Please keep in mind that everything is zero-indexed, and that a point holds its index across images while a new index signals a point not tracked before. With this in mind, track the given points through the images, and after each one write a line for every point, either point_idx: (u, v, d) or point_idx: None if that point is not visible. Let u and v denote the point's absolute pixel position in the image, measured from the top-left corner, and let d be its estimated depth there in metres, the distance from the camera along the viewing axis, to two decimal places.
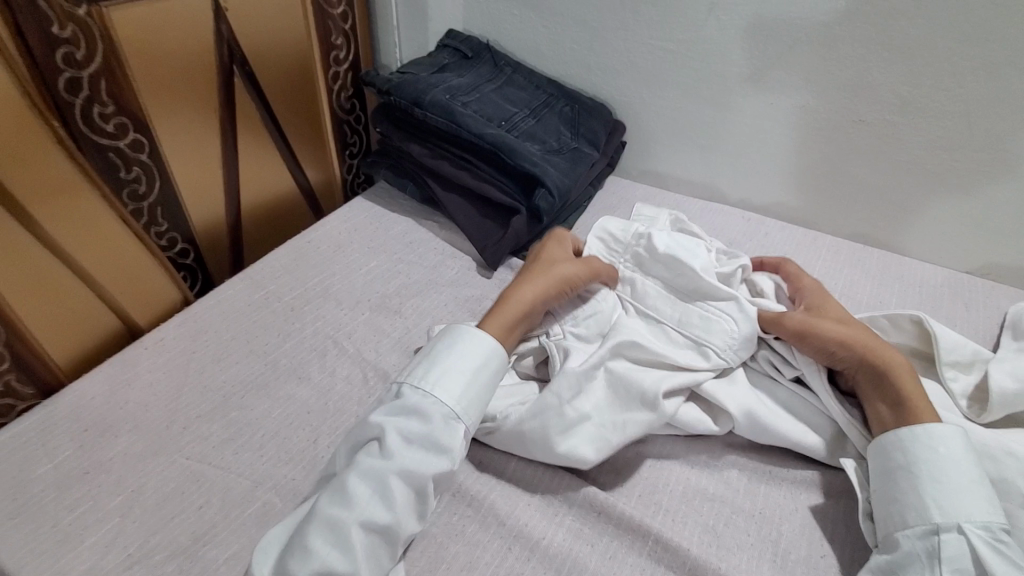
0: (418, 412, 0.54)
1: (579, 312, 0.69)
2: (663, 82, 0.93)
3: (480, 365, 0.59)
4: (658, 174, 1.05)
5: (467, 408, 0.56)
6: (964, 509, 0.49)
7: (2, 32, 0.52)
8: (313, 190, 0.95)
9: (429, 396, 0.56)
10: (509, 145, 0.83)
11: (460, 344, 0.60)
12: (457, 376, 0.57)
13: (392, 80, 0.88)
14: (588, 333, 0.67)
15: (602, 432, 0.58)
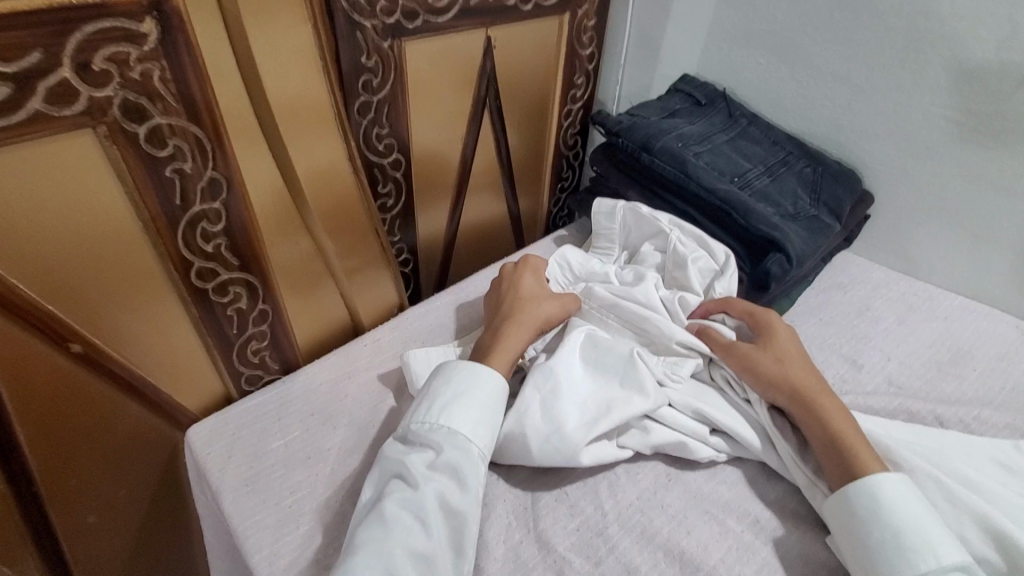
0: (435, 438, 0.55)
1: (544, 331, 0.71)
2: (938, 157, 0.82)
3: (481, 383, 0.58)
4: (904, 255, 0.90)
5: (480, 424, 0.56)
6: (908, 569, 0.48)
7: (327, 60, 0.63)
8: (520, 218, 1.00)
9: (436, 420, 0.56)
10: (743, 203, 0.77)
11: (456, 373, 0.59)
12: (462, 406, 0.56)
13: (623, 123, 0.88)
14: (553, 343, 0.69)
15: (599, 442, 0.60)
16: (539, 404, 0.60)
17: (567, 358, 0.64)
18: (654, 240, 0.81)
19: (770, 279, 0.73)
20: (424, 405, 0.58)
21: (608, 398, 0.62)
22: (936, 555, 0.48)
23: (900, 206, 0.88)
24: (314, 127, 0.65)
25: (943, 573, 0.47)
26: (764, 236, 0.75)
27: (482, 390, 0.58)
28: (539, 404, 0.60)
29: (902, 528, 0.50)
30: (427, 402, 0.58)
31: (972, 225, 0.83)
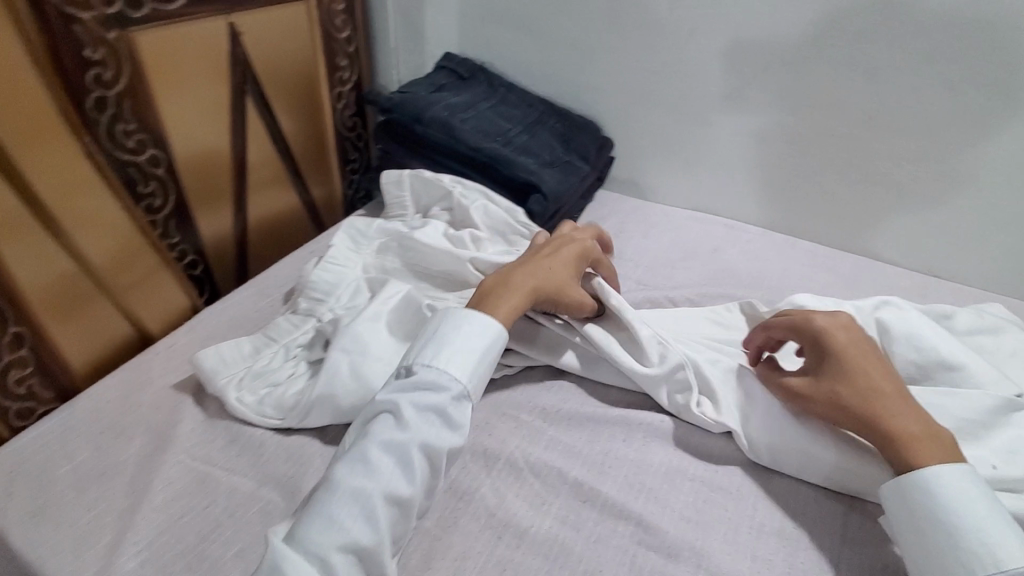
0: (436, 387, 0.56)
1: (342, 293, 0.74)
2: (650, 102, 1.02)
3: (491, 339, 0.60)
4: (648, 188, 1.11)
5: (471, 375, 0.58)
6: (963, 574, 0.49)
7: (42, 57, 0.61)
8: (315, 205, 1.01)
9: (435, 368, 0.57)
10: (505, 157, 0.89)
11: (466, 321, 0.60)
12: (462, 356, 0.58)
13: (393, 98, 0.94)
14: (350, 300, 0.73)
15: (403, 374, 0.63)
16: (348, 364, 0.62)
17: (367, 311, 0.67)
18: (442, 200, 0.89)
19: (535, 217, 0.87)
20: (428, 347, 0.59)
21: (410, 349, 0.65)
22: (996, 562, 0.48)
23: (637, 146, 1.07)
24: (40, 128, 0.62)
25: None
26: (524, 181, 0.87)
27: (488, 344, 0.60)
28: (343, 358, 0.62)
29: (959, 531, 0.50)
30: (432, 347, 0.59)
31: (685, 152, 1.04)
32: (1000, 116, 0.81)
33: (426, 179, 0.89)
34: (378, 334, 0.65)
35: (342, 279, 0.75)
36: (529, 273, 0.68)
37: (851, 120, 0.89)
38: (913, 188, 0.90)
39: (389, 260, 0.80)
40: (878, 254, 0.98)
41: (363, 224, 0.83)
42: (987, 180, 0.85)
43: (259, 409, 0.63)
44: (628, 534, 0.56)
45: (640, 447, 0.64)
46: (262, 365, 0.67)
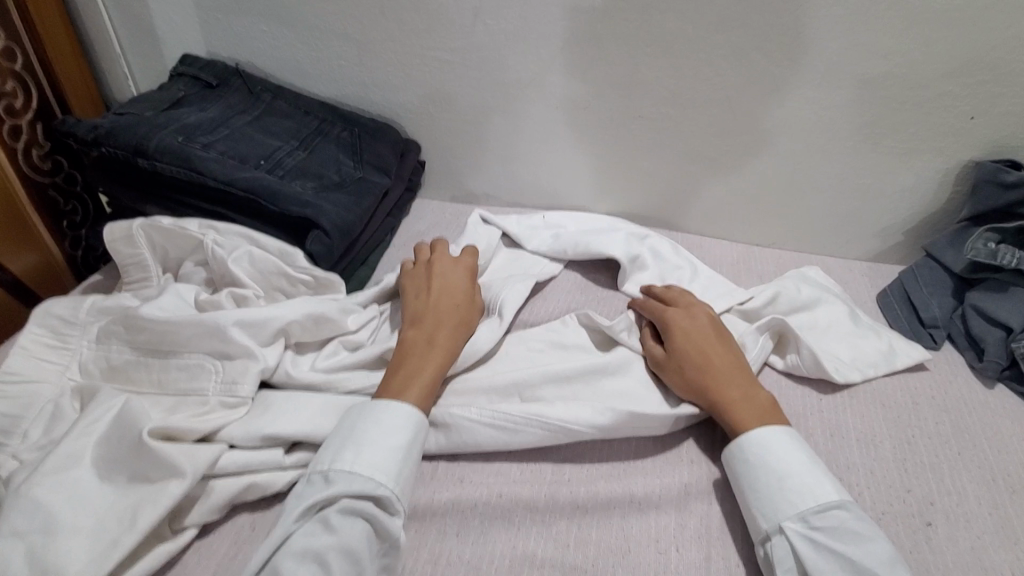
0: (364, 487, 0.48)
1: (33, 425, 0.52)
2: (450, 96, 0.88)
3: (413, 422, 0.53)
4: (468, 191, 0.99)
5: (398, 468, 0.50)
6: (789, 508, 0.51)
7: None
8: (23, 281, 0.75)
9: (356, 467, 0.49)
10: (268, 188, 0.69)
11: (382, 407, 0.53)
12: (382, 446, 0.51)
13: (101, 126, 0.70)
14: (45, 435, 0.51)
15: (119, 539, 0.43)
16: (24, 554, 0.41)
17: (49, 458, 0.45)
18: (194, 254, 0.68)
19: (319, 260, 0.69)
20: (339, 442, 0.51)
21: (135, 500, 0.45)
22: (814, 495, 0.51)
23: (446, 147, 0.94)
24: None
25: (819, 511, 0.51)
26: (298, 216, 0.69)
27: (410, 432, 0.52)
28: (16, 547, 0.42)
29: (788, 473, 0.53)
30: (350, 445, 0.51)
31: (499, 150, 0.93)
32: (789, 80, 0.78)
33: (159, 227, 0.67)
34: (77, 493, 0.44)
35: (31, 403, 0.53)
36: (444, 334, 0.62)
37: (657, 99, 0.83)
38: (727, 164, 0.88)
39: (114, 349, 0.58)
40: (704, 231, 0.96)
41: (69, 308, 0.59)
42: (789, 147, 0.84)
43: None
44: None
45: (476, 541, 0.53)
46: None
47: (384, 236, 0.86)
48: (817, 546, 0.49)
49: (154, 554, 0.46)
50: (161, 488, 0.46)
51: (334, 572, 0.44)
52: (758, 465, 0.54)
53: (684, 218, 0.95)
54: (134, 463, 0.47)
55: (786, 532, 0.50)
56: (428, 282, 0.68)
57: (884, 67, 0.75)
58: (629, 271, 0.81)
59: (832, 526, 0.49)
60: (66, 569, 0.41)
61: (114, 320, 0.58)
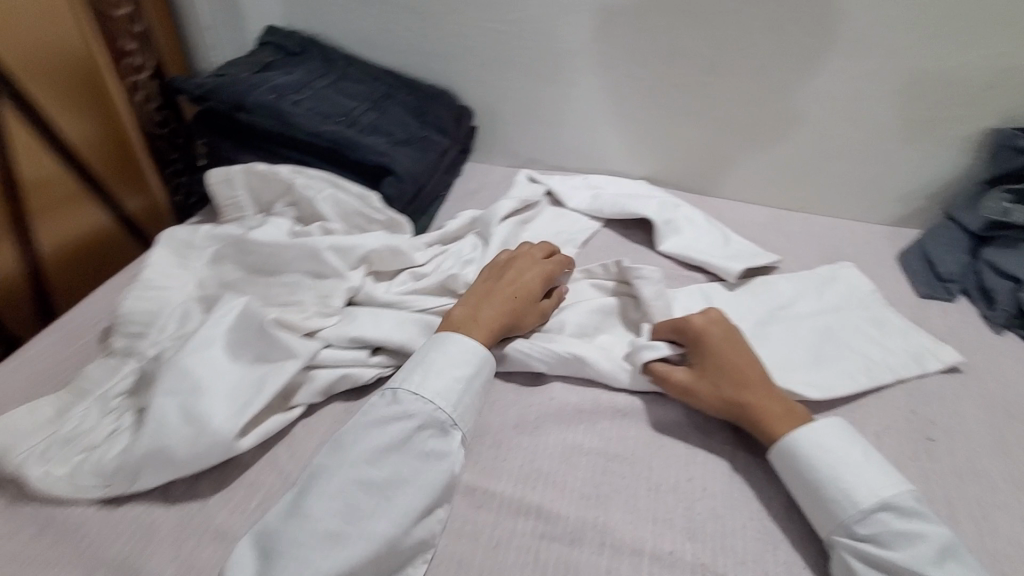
0: (421, 411, 0.53)
1: (168, 322, 0.62)
2: (503, 65, 0.97)
3: (476, 359, 0.57)
4: (515, 156, 1.07)
5: (458, 398, 0.55)
6: (832, 519, 0.50)
7: None
8: (133, 218, 0.86)
9: (422, 391, 0.54)
10: (350, 139, 0.80)
11: (450, 346, 0.58)
12: (447, 375, 0.55)
13: (206, 83, 0.81)
14: (175, 330, 0.62)
15: (248, 401, 0.54)
16: (179, 407, 0.52)
17: (190, 341, 0.55)
18: (284, 196, 0.78)
19: (393, 201, 0.79)
20: (410, 369, 0.56)
21: (259, 375, 0.56)
22: (853, 503, 0.50)
23: (497, 115, 1.03)
24: None
25: (862, 518, 0.49)
26: (375, 164, 0.80)
27: (472, 367, 0.57)
28: (171, 403, 0.52)
29: (826, 478, 0.52)
30: (418, 368, 0.56)
31: (546, 117, 1.01)
32: (819, 52, 0.85)
33: (257, 170, 0.77)
34: (213, 365, 0.54)
35: (162, 305, 0.64)
36: (490, 323, 0.62)
37: (696, 67, 0.90)
38: (758, 130, 0.94)
39: (227, 268, 0.68)
40: (733, 196, 1.03)
41: (187, 232, 0.70)
42: (817, 115, 0.91)
43: (74, 484, 0.52)
44: (531, 530, 0.52)
45: (532, 433, 0.60)
46: (73, 428, 0.55)
47: (440, 191, 0.95)
48: (867, 557, 0.48)
49: (272, 422, 0.56)
50: (280, 367, 0.56)
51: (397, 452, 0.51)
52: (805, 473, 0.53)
53: (715, 184, 1.02)
54: (258, 347, 0.57)
55: (837, 546, 0.50)
56: (504, 274, 0.68)
57: (908, 37, 0.81)
58: (664, 232, 0.87)
59: (876, 534, 0.48)
60: (212, 418, 0.51)
61: (227, 245, 0.68)
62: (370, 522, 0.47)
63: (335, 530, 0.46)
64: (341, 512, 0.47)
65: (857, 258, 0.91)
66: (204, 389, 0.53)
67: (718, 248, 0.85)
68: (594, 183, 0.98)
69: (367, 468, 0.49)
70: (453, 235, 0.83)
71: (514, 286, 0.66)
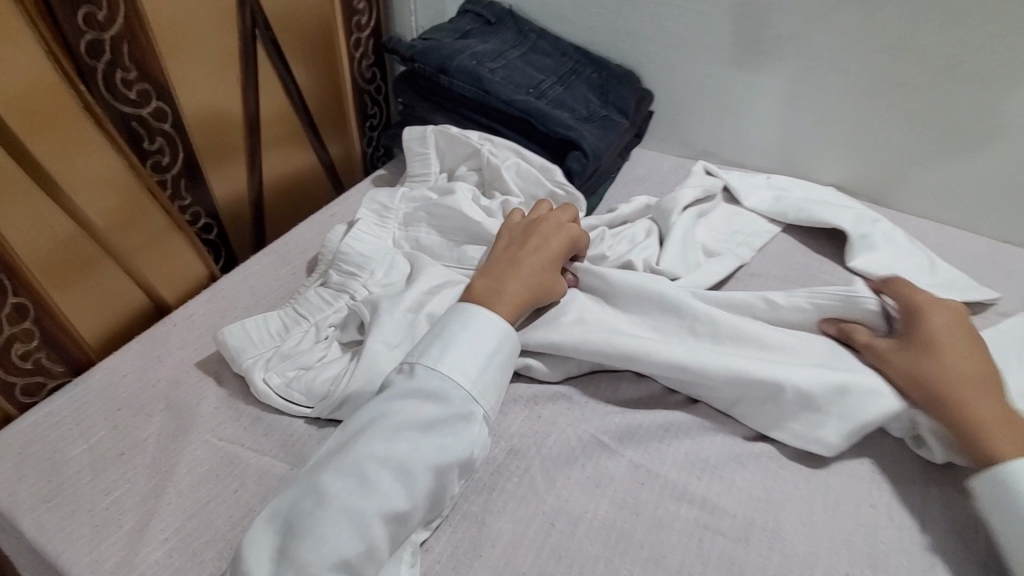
0: (453, 383, 0.51)
1: (382, 273, 0.65)
2: (696, 48, 0.93)
3: (495, 344, 0.55)
4: (688, 146, 1.03)
5: (478, 373, 0.53)
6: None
7: (31, 6, 0.54)
8: (334, 164, 0.95)
9: (439, 365, 0.52)
10: (540, 110, 0.81)
11: (473, 325, 0.55)
12: (466, 358, 0.53)
13: (415, 46, 0.86)
14: (387, 279, 0.65)
15: None
16: (387, 355, 0.55)
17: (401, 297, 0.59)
18: (468, 161, 0.82)
19: (574, 176, 0.79)
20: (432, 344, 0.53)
21: None
22: None
23: (677, 101, 0.99)
24: (39, 93, 0.56)
25: None
26: (561, 137, 0.80)
27: (496, 342, 0.55)
28: (383, 351, 0.55)
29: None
30: (440, 343, 0.53)
31: (732, 107, 0.95)
32: None
33: (450, 133, 0.81)
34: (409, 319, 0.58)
35: (376, 251, 0.67)
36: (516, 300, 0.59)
37: (928, 66, 0.79)
38: (997, 147, 0.81)
39: (420, 231, 0.71)
40: (943, 219, 0.89)
41: (387, 197, 0.75)
42: None
43: (287, 393, 0.56)
44: (693, 518, 0.51)
45: (703, 426, 0.58)
46: (291, 346, 0.60)
47: (610, 172, 0.94)
48: None
49: None
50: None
51: (438, 429, 0.49)
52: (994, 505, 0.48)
53: (921, 201, 0.90)
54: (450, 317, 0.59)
55: None
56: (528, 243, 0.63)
57: None
58: (856, 248, 0.78)
59: None
60: None
61: (419, 209, 0.72)
62: (415, 484, 0.46)
63: (381, 489, 0.45)
64: (392, 476, 0.46)
65: None
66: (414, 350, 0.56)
67: (921, 271, 0.76)
68: (777, 183, 0.91)
69: (415, 437, 0.48)
70: (623, 219, 0.82)
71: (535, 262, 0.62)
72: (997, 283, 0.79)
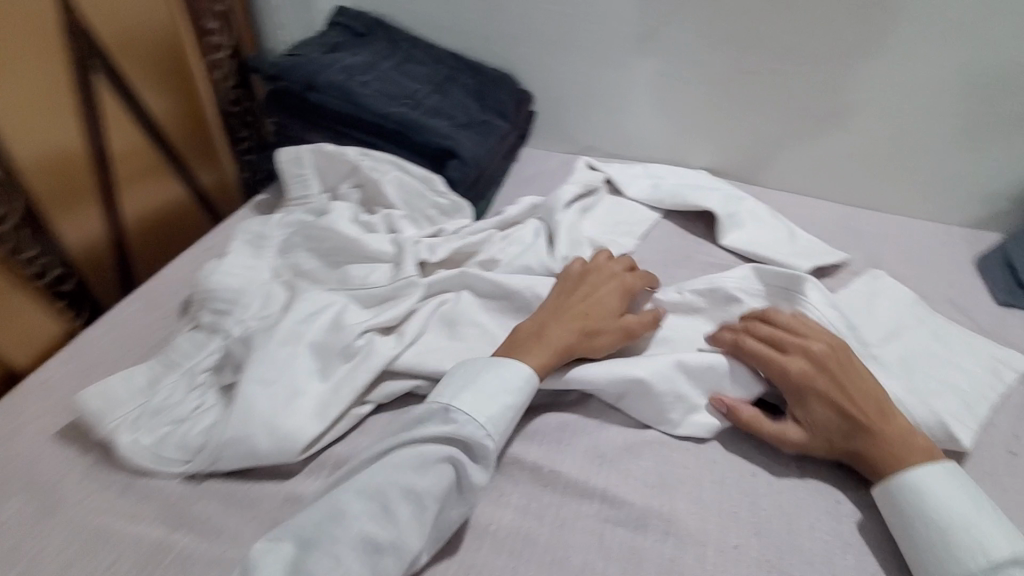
0: (487, 451, 0.52)
1: (255, 306, 0.62)
2: (567, 49, 0.96)
3: (521, 388, 0.55)
4: (573, 142, 1.06)
5: (504, 425, 0.53)
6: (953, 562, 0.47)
7: None
8: (206, 193, 0.90)
9: (465, 406, 0.53)
10: (415, 122, 0.81)
11: (503, 374, 0.55)
12: (489, 399, 0.54)
13: (280, 63, 0.83)
14: (262, 309, 0.62)
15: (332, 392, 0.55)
16: (267, 396, 0.53)
17: (275, 329, 0.57)
18: (349, 178, 0.79)
19: (456, 185, 0.80)
20: (458, 388, 0.54)
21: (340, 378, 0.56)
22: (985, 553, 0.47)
23: (557, 100, 1.02)
24: None
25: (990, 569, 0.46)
26: (439, 147, 0.80)
27: (521, 394, 0.55)
28: (260, 391, 0.53)
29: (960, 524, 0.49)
30: (462, 387, 0.54)
31: (607, 103, 0.99)
32: (909, 40, 0.80)
33: (325, 150, 0.79)
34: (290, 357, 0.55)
35: (249, 284, 0.65)
36: (557, 347, 0.59)
37: (772, 55, 0.87)
38: (837, 124, 0.89)
39: (300, 257, 0.68)
40: (803, 191, 0.98)
41: (260, 225, 0.72)
42: (899, 106, 0.85)
43: (158, 450, 0.54)
44: (592, 512, 0.53)
45: (596, 420, 0.60)
46: (162, 400, 0.56)
47: (498, 175, 0.95)
48: None
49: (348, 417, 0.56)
50: (361, 364, 0.57)
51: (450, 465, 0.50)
52: (918, 512, 0.50)
53: (782, 176, 0.98)
54: (329, 347, 0.57)
55: None
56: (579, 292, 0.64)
57: (1010, 27, 0.76)
58: (726, 226, 0.85)
59: None
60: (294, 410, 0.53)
61: (295, 234, 0.70)
62: (344, 547, 0.45)
63: (401, 522, 0.47)
64: (412, 507, 0.48)
65: (931, 257, 0.87)
66: (293, 389, 0.54)
67: (783, 243, 0.83)
68: (654, 172, 0.96)
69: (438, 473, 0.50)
70: (512, 220, 0.82)
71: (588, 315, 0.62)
72: (847, 247, 0.88)
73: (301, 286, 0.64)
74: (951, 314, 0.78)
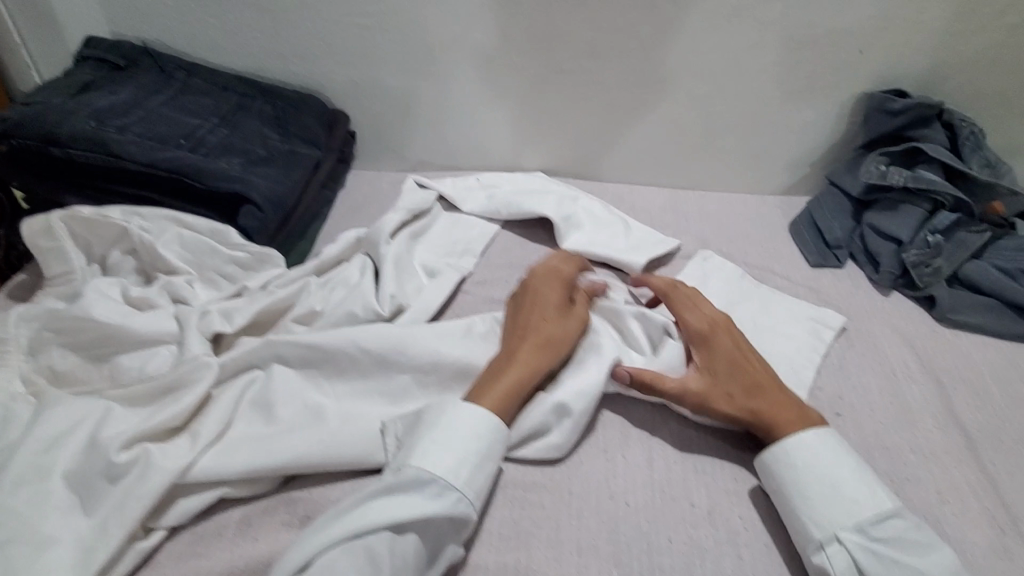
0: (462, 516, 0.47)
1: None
2: (371, 62, 0.88)
3: (487, 437, 0.50)
4: (403, 159, 0.99)
5: (478, 482, 0.49)
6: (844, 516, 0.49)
7: None
8: None
9: (423, 466, 0.48)
10: (192, 166, 0.69)
11: (459, 417, 0.51)
12: (451, 455, 0.49)
13: (5, 117, 0.68)
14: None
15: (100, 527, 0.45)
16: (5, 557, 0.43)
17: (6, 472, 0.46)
18: (121, 242, 0.67)
19: (254, 235, 0.70)
20: (416, 443, 0.49)
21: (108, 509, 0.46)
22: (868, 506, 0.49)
23: (374, 116, 0.95)
24: None
25: (877, 521, 0.48)
26: (227, 192, 0.70)
27: (488, 441, 0.50)
28: None
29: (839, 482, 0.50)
30: (432, 440, 0.49)
31: (428, 114, 0.94)
32: (697, 26, 0.82)
33: (81, 215, 0.65)
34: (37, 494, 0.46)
35: None
36: (511, 380, 0.55)
37: (576, 51, 0.86)
38: (651, 112, 0.91)
39: (52, 356, 0.56)
40: (635, 180, 0.99)
41: None
42: (701, 90, 0.88)
43: None
44: None
45: None
46: None
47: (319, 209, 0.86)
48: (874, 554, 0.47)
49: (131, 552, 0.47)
50: (136, 483, 0.47)
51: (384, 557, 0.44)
52: (810, 470, 0.51)
53: (613, 168, 0.98)
54: (88, 471, 0.48)
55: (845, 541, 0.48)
56: (527, 300, 0.63)
57: (780, 8, 0.80)
58: (565, 231, 0.82)
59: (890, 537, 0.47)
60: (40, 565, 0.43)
61: (44, 329, 0.57)
62: None
63: None
64: None
65: (753, 229, 0.91)
66: (39, 540, 0.44)
67: (619, 240, 0.82)
68: (488, 181, 0.92)
69: (384, 537, 0.45)
70: (332, 261, 0.73)
71: (541, 321, 0.60)
72: (680, 231, 0.90)
73: (50, 396, 0.52)
74: (776, 284, 0.82)
